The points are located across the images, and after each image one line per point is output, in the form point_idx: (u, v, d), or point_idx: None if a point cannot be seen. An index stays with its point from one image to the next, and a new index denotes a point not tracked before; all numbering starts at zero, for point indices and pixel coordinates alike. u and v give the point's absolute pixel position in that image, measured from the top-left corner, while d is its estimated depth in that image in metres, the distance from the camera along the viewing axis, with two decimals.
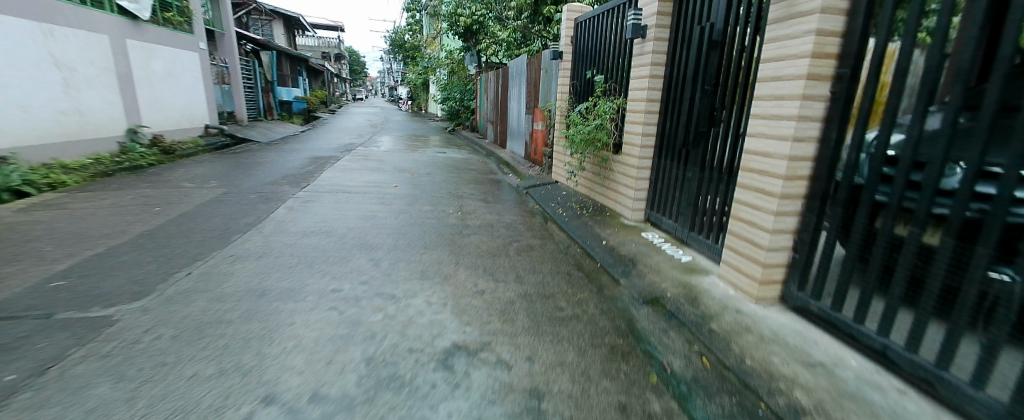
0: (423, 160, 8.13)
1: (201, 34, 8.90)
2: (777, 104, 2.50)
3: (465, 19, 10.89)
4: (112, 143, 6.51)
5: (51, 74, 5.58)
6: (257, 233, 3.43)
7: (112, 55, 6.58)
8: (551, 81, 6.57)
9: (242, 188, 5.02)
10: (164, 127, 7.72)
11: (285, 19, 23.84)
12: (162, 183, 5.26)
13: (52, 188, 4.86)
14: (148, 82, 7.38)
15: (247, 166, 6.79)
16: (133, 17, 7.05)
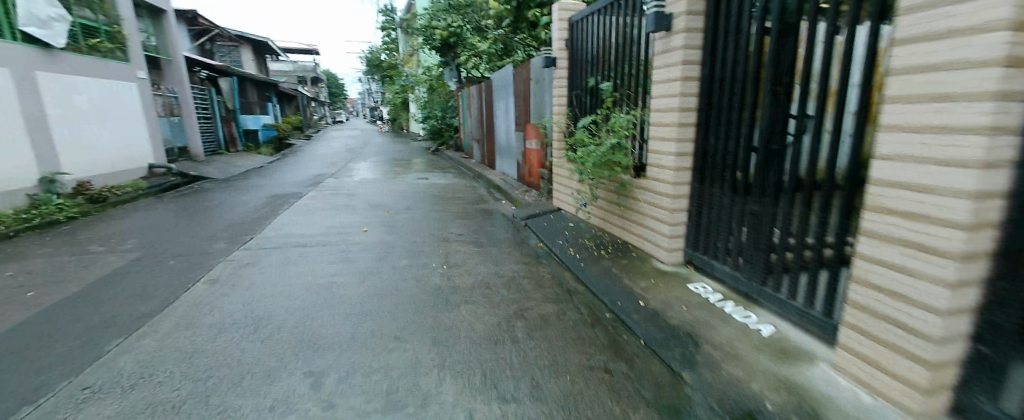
0: (401, 189, 7.11)
1: (138, 61, 7.86)
2: (952, 107, 1.48)
3: (441, 32, 10.03)
4: (17, 195, 5.38)
5: None
6: (149, 334, 2.37)
7: (15, 90, 5.47)
8: (544, 92, 5.64)
9: (163, 250, 3.95)
10: (93, 170, 6.64)
11: (255, 44, 22.94)
12: (62, 248, 4.15)
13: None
14: (69, 119, 6.31)
15: (187, 213, 5.68)
16: (45, 46, 5.96)
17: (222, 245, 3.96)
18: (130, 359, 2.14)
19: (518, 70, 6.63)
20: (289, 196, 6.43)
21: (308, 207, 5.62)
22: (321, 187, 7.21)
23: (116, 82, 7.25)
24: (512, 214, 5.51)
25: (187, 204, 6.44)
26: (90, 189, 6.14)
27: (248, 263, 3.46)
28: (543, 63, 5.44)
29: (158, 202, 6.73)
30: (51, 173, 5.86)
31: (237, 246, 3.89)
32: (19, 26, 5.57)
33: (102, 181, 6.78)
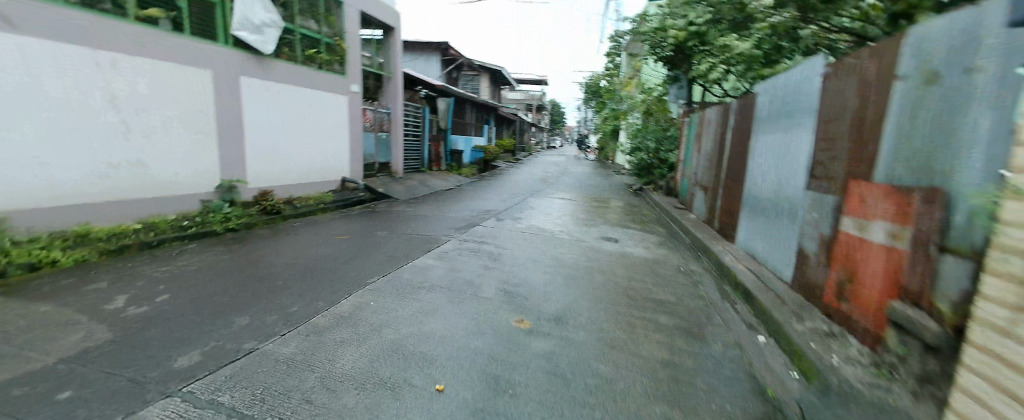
0: (568, 260, 4.46)
1: (354, 76, 8.42)
2: None
3: (675, 33, 7.06)
4: (194, 201, 5.63)
5: (105, 115, 4.56)
6: None
7: (212, 93, 5.69)
8: (969, 101, 2.06)
9: (135, 337, 2.35)
10: (282, 180, 6.98)
11: (493, 74, 25.08)
12: (96, 292, 3.11)
13: (26, 271, 3.56)
14: (268, 127, 6.64)
15: (298, 254, 4.52)
16: (257, 52, 6.32)
17: (184, 364, 2.09)
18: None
19: (849, 62, 3.08)
20: (419, 249, 4.66)
21: (415, 281, 3.58)
22: (468, 238, 5.26)
23: (323, 93, 7.66)
24: (800, 409, 2.09)
25: (327, 235, 5.49)
26: (269, 199, 6.26)
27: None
28: (1004, 15, 1.89)
29: (315, 224, 6.11)
30: (229, 179, 6.03)
31: (181, 384, 1.92)
32: (232, 29, 5.88)
33: (285, 192, 7.07)
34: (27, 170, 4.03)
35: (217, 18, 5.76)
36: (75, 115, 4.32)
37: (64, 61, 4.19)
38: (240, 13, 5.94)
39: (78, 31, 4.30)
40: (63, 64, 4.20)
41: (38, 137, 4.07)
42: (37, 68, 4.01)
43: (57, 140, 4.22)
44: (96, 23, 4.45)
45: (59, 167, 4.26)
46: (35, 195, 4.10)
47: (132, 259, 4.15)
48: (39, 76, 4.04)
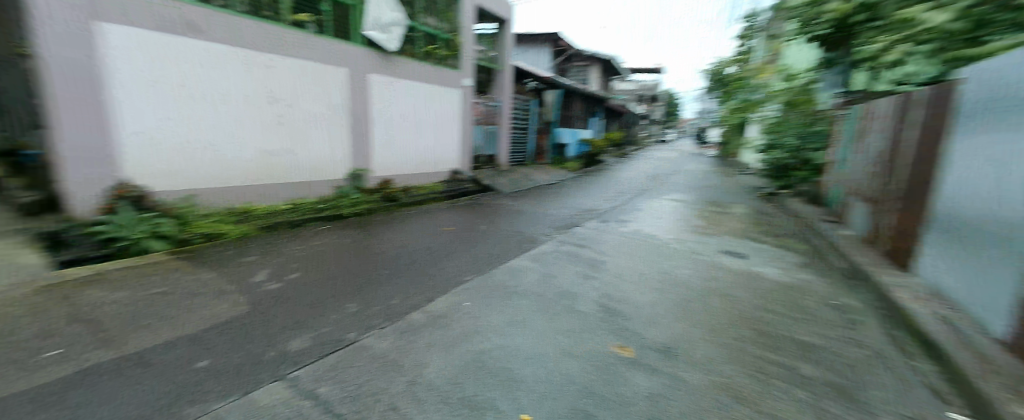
0: (680, 276, 3.93)
1: (467, 70, 8.70)
2: None
3: (836, 7, 5.74)
4: (328, 187, 6.34)
5: (262, 109, 5.33)
6: None
7: (345, 88, 6.29)
8: None
9: (266, 313, 2.85)
10: (400, 170, 7.53)
11: (605, 64, 24.12)
12: (248, 265, 3.79)
13: (206, 239, 4.35)
14: (390, 121, 7.17)
15: (408, 243, 4.77)
16: (383, 50, 6.83)
17: (296, 347, 2.40)
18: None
19: None
20: (518, 248, 4.56)
21: (510, 285, 3.46)
22: (569, 240, 5.00)
23: (437, 87, 8.03)
24: None
25: (435, 225, 5.73)
26: (389, 188, 6.81)
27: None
28: None
29: (425, 214, 6.45)
30: (357, 168, 6.69)
31: (291, 369, 2.16)
32: (362, 30, 6.41)
33: (403, 181, 7.62)
34: (207, 156, 4.89)
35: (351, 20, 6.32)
36: (240, 109, 5.12)
37: (234, 63, 4.97)
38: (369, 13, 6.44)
39: (244, 38, 5.04)
40: (233, 66, 4.98)
41: (216, 128, 4.92)
42: (213, 68, 4.81)
43: (227, 130, 5.03)
44: (257, 28, 5.17)
45: (230, 154, 5.10)
46: (213, 177, 4.99)
47: (278, 236, 4.82)
48: (216, 77, 4.84)
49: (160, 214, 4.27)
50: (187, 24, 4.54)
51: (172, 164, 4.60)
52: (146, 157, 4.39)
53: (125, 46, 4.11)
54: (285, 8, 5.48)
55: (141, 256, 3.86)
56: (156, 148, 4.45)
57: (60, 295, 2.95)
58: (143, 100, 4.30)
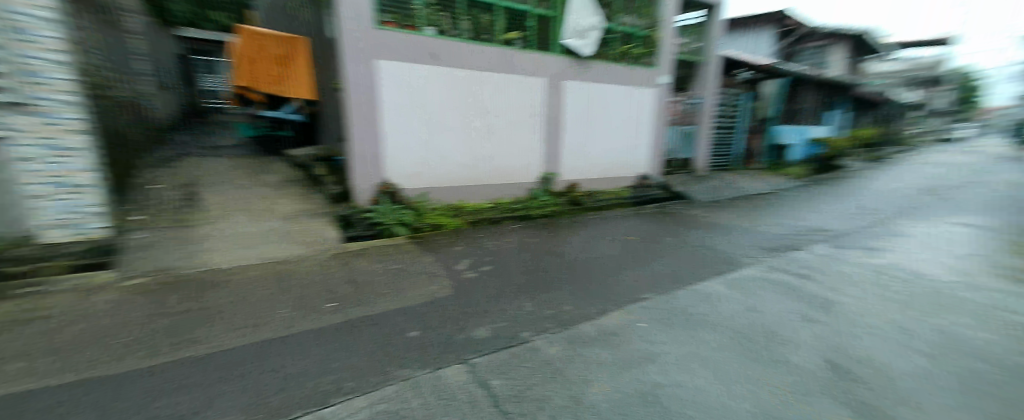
0: (971, 340, 2.69)
1: (665, 67, 8.13)
2: None
3: None
4: (521, 189, 6.87)
5: (477, 120, 6.13)
6: None
7: (542, 97, 6.71)
8: None
9: (462, 298, 3.32)
10: (587, 174, 7.61)
11: (857, 41, 18.78)
12: (454, 254, 4.48)
13: (430, 229, 5.35)
14: (581, 124, 7.30)
15: (587, 248, 4.78)
16: (578, 56, 6.98)
17: (480, 335, 2.68)
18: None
19: None
20: (709, 269, 4.00)
21: (698, 312, 3.03)
22: (782, 266, 4.07)
23: (631, 88, 7.76)
24: None
25: (616, 232, 5.58)
26: (575, 191, 6.99)
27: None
28: None
29: (609, 220, 6.33)
30: (549, 173, 7.08)
31: (473, 355, 2.42)
32: (559, 38, 6.71)
33: (591, 185, 7.71)
34: (437, 161, 5.89)
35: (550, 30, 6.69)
36: (461, 120, 5.99)
37: (459, 82, 5.86)
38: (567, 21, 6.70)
39: (467, 60, 5.89)
40: (458, 84, 5.87)
41: (444, 137, 5.88)
42: (447, 89, 5.79)
43: (454, 140, 5.98)
44: (478, 50, 5.97)
45: (452, 159, 6.04)
46: (439, 179, 5.98)
47: (478, 230, 5.54)
48: (445, 94, 5.78)
49: (403, 206, 5.46)
50: (431, 54, 5.58)
51: (416, 168, 5.74)
52: (401, 162, 5.60)
53: (393, 77, 5.34)
54: (499, 29, 6.21)
55: (390, 237, 5.05)
56: (404, 155, 5.62)
57: (341, 261, 4.13)
58: (403, 118, 5.51)
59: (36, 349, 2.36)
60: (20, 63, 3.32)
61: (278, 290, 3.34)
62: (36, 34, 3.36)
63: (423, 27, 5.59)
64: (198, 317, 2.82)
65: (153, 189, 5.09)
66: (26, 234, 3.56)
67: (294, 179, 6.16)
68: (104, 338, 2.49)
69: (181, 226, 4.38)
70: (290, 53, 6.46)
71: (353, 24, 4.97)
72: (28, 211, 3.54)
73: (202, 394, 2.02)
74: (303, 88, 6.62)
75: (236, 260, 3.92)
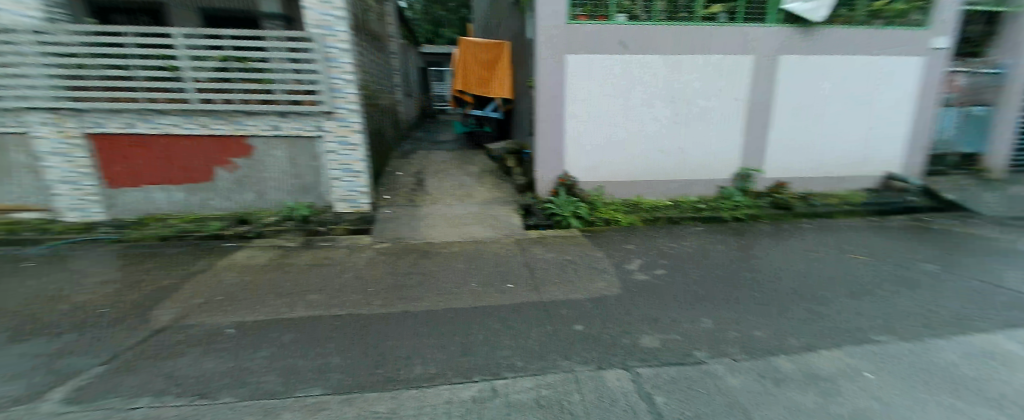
0: None
1: (948, 23, 5.73)
2: None
3: None
4: (711, 186, 5.98)
5: (664, 110, 5.57)
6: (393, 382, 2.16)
7: (750, 78, 5.58)
8: None
9: (632, 300, 3.24)
10: (804, 172, 6.08)
11: None
12: (627, 252, 4.38)
13: (604, 224, 5.35)
14: (803, 110, 5.79)
15: (792, 265, 3.98)
16: (806, 22, 5.45)
17: (647, 343, 2.59)
18: (283, 411, 1.93)
19: None
20: (996, 320, 2.81)
21: (970, 380, 2.17)
22: None
23: (886, 59, 5.74)
24: None
25: (835, 249, 4.47)
26: (782, 192, 5.89)
27: (556, 414, 1.94)
28: None
29: (827, 231, 5.09)
30: (747, 168, 5.94)
31: (639, 364, 2.35)
32: (783, 4, 5.35)
33: (804, 186, 6.14)
34: (617, 153, 5.69)
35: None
36: (645, 111, 5.56)
37: (647, 69, 5.40)
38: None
39: (658, 44, 5.34)
40: (646, 71, 5.42)
41: (626, 129, 5.60)
42: (634, 78, 5.43)
43: (635, 132, 5.64)
44: (673, 31, 5.34)
45: (633, 153, 5.73)
46: (617, 173, 5.79)
47: (655, 230, 5.25)
48: (629, 83, 5.44)
49: (579, 199, 5.60)
50: (618, 42, 5.30)
51: (593, 161, 5.70)
52: (579, 155, 5.66)
53: (580, 70, 5.34)
54: (699, 3, 5.36)
55: (564, 228, 5.27)
56: (584, 148, 5.64)
57: (522, 247, 4.55)
58: (585, 111, 5.50)
59: (331, 285, 3.42)
60: (330, 83, 4.74)
61: (472, 266, 3.91)
62: (338, 61, 4.70)
63: (615, 15, 5.31)
64: (416, 280, 3.56)
65: (393, 174, 6.61)
66: (326, 205, 5.15)
67: (489, 169, 7.03)
68: (363, 285, 3.41)
69: (410, 204, 5.57)
70: (494, 57, 7.38)
71: (547, 22, 5.16)
72: (329, 187, 5.09)
73: (416, 342, 2.56)
74: (503, 86, 7.41)
75: (442, 236, 4.77)
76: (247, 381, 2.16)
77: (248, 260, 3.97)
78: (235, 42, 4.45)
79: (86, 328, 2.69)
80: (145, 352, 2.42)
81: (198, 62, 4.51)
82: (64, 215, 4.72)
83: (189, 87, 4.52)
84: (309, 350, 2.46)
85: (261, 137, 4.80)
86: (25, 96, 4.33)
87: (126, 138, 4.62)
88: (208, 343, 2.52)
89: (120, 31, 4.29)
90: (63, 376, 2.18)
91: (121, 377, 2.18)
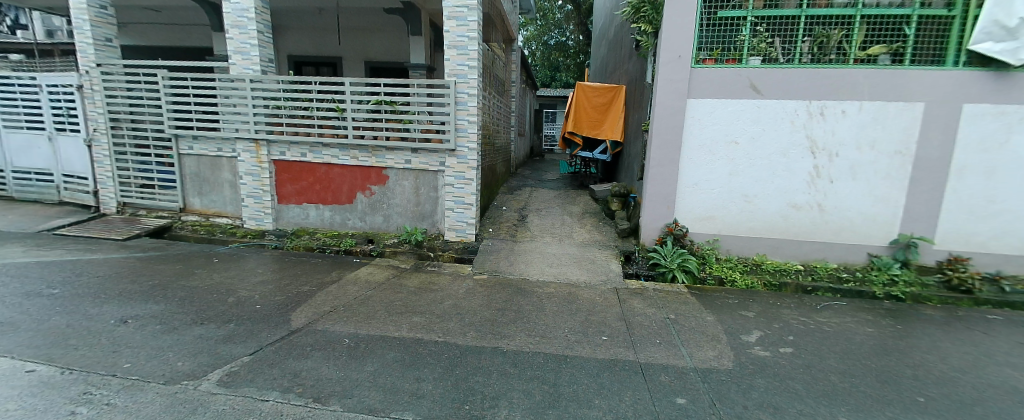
0: None
1: None
2: None
3: None
4: (860, 253, 4.99)
5: (801, 161, 4.93)
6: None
7: (920, 130, 4.65)
8: None
9: (747, 378, 2.79)
10: (999, 249, 4.73)
11: None
12: (744, 321, 3.83)
13: (716, 283, 4.83)
14: (999, 170, 4.60)
15: (978, 368, 3.06)
16: (1002, 66, 4.44)
17: None
18: None
19: None
20: None
21: None
22: None
23: None
24: None
25: None
26: (959, 270, 4.58)
27: None
28: None
29: None
30: (909, 235, 4.85)
31: None
32: (971, 43, 4.43)
33: (993, 264, 4.76)
34: (737, 206, 5.15)
35: (951, 34, 4.55)
36: (776, 160, 4.98)
37: (781, 115, 4.88)
38: (989, 18, 4.34)
39: (797, 89, 4.81)
40: (780, 118, 4.89)
41: (751, 180, 5.07)
42: (764, 124, 4.93)
43: (762, 184, 5.05)
44: (818, 75, 4.76)
45: (758, 206, 5.12)
46: (736, 227, 5.21)
47: (780, 297, 4.54)
48: (757, 130, 4.96)
49: (689, 251, 5.15)
50: (749, 86, 4.91)
51: (709, 212, 5.23)
52: (693, 204, 5.25)
53: (701, 115, 5.05)
54: (853, 45, 4.73)
55: (668, 282, 4.88)
56: (699, 197, 5.22)
57: (620, 297, 4.30)
58: (703, 157, 5.13)
59: (432, 310, 3.61)
60: (456, 123, 5.21)
61: (566, 311, 3.79)
62: (465, 104, 5.16)
63: (747, 58, 4.97)
64: (509, 317, 3.58)
65: (498, 209, 6.90)
66: (437, 233, 5.57)
67: (592, 211, 6.89)
68: (461, 315, 3.53)
69: (511, 239, 5.72)
70: (608, 101, 7.47)
71: (669, 67, 5.02)
72: (442, 215, 5.51)
73: (504, 384, 2.53)
74: (615, 128, 7.43)
75: (539, 274, 4.77)
76: (352, 393, 2.34)
77: (368, 277, 4.43)
78: (387, 88, 5.21)
79: (244, 321, 3.23)
80: (280, 350, 2.81)
81: (356, 104, 5.35)
82: (246, 222, 5.86)
83: (347, 124, 5.36)
84: (409, 372, 2.59)
85: (394, 168, 5.45)
86: (238, 129, 5.60)
87: (296, 164, 5.64)
88: (328, 350, 2.82)
89: (307, 78, 5.32)
90: (222, 361, 2.63)
91: (260, 369, 2.55)
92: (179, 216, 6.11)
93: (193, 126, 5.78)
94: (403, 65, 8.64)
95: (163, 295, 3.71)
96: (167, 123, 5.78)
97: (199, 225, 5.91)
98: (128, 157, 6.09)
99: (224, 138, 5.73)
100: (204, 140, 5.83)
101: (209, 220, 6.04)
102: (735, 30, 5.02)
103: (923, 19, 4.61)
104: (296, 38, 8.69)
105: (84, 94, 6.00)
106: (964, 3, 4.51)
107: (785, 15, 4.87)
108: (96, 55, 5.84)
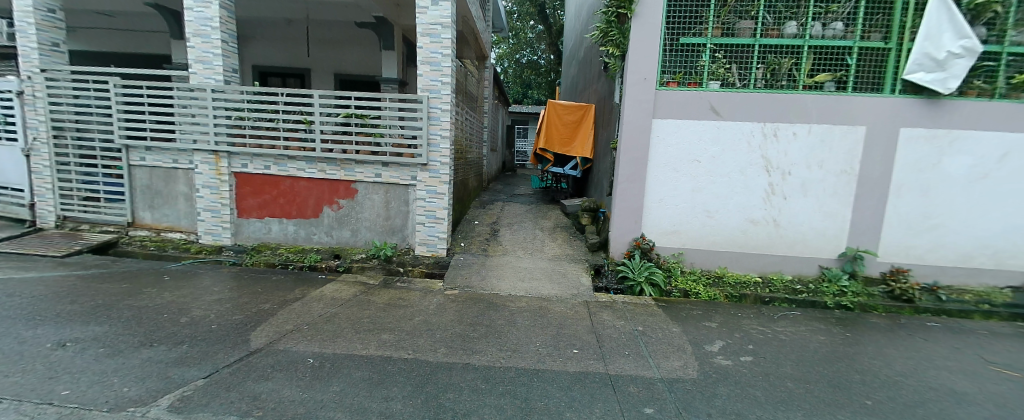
0: None
1: None
2: None
3: None
4: (812, 265, 5.30)
5: (757, 179, 5.22)
6: None
7: (862, 151, 5.05)
8: None
9: (711, 387, 2.89)
10: (932, 261, 5.15)
11: None
12: (707, 331, 3.96)
13: (682, 295, 4.98)
14: (930, 189, 5.04)
15: (917, 372, 3.29)
16: (930, 94, 4.90)
17: None
18: None
19: None
20: None
21: None
22: None
23: None
24: None
25: (974, 358, 3.67)
26: (901, 281, 4.94)
27: None
28: None
29: (963, 333, 4.23)
30: (855, 248, 5.19)
31: None
32: (905, 73, 4.87)
33: (929, 275, 5.17)
34: (700, 220, 5.37)
35: (888, 65, 4.98)
36: (735, 178, 5.25)
37: (739, 135, 5.17)
38: (920, 50, 4.80)
39: (753, 111, 5.13)
40: (738, 138, 5.18)
41: (712, 196, 5.31)
42: (724, 144, 5.21)
43: (722, 199, 5.30)
44: (772, 100, 5.10)
45: (719, 221, 5.36)
46: (699, 241, 5.42)
47: (741, 308, 4.74)
48: (717, 149, 5.22)
49: (656, 264, 5.30)
50: (710, 108, 5.18)
51: (673, 226, 5.43)
52: (659, 218, 5.43)
53: (666, 134, 5.28)
54: (802, 72, 5.11)
55: (637, 295, 4.99)
56: (664, 212, 5.41)
57: (590, 310, 4.36)
58: (668, 175, 5.34)
59: (402, 326, 3.54)
60: (429, 138, 5.19)
61: (538, 325, 3.80)
62: (438, 119, 5.17)
63: (708, 82, 5.26)
64: (480, 332, 3.55)
65: (470, 223, 6.88)
66: (407, 247, 5.48)
67: (563, 225, 6.99)
68: (431, 331, 3.48)
69: (483, 253, 5.71)
70: (579, 119, 7.69)
71: (636, 87, 5.24)
72: (413, 230, 5.43)
73: (475, 400, 2.50)
74: (585, 148, 7.68)
75: (510, 288, 4.78)
76: (315, 414, 2.25)
77: (334, 294, 4.28)
78: (358, 101, 5.15)
79: (199, 342, 3.05)
80: (239, 372, 2.66)
81: (325, 117, 5.25)
82: (202, 237, 5.55)
83: (315, 137, 5.25)
84: (377, 390, 2.52)
85: (363, 182, 5.35)
86: (197, 140, 5.35)
87: (259, 177, 5.44)
88: (291, 370, 2.70)
89: (274, 89, 5.19)
90: (173, 385, 2.46)
91: (217, 393, 2.40)
92: (127, 231, 5.73)
93: (147, 136, 5.48)
94: (374, 79, 8.56)
95: (108, 315, 3.45)
96: (117, 133, 5.45)
97: (150, 241, 5.56)
98: (71, 168, 5.68)
99: (180, 149, 5.46)
100: (158, 151, 5.54)
101: (161, 235, 5.69)
102: (697, 56, 5.31)
103: (863, 51, 5.04)
104: (263, 49, 8.47)
105: (24, 101, 5.58)
106: (898, 37, 4.96)
107: (742, 43, 5.21)
108: (40, 60, 5.46)
